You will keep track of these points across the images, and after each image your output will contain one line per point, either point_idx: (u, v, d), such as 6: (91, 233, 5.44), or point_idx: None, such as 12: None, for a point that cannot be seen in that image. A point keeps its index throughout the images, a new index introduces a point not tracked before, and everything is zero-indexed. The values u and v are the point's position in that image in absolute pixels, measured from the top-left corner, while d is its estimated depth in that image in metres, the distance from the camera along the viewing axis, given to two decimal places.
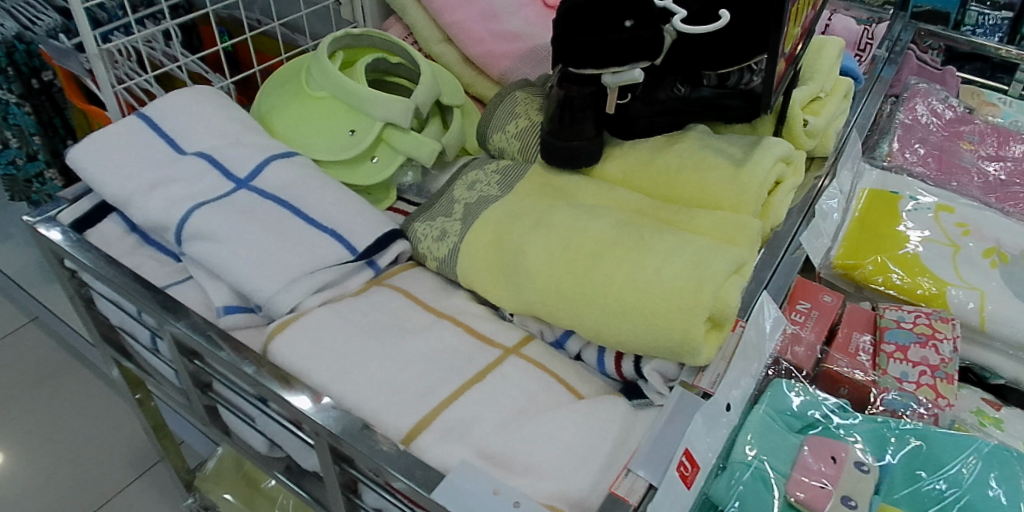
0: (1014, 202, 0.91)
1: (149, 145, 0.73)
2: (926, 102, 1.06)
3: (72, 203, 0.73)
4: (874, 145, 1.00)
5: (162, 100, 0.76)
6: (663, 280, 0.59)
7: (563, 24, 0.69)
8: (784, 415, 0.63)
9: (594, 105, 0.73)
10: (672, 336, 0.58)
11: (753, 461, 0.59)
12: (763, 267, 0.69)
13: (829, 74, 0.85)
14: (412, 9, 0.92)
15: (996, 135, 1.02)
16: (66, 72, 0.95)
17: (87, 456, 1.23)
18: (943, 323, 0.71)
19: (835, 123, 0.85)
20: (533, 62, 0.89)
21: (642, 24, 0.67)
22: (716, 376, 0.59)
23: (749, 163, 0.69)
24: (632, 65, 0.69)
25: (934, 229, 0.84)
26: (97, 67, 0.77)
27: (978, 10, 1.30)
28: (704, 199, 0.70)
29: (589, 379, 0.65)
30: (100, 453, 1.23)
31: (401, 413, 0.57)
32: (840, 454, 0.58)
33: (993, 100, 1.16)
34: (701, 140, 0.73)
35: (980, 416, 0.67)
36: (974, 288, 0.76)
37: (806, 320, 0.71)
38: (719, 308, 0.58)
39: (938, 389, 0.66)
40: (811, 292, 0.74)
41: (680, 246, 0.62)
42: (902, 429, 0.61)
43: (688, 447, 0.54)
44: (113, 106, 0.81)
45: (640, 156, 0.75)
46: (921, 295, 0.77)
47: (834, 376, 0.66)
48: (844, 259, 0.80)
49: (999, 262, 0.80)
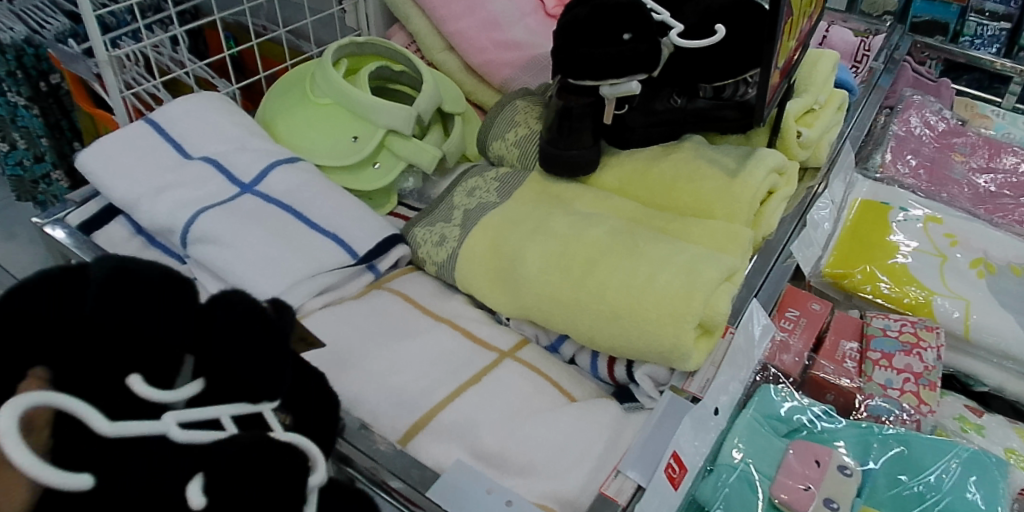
0: (1003, 213, 0.93)
1: (156, 149, 0.75)
2: (920, 113, 1.08)
3: (80, 205, 0.75)
4: (866, 155, 1.02)
5: (171, 106, 0.78)
6: (656, 287, 0.61)
7: (564, 36, 0.71)
8: (770, 419, 0.65)
9: (592, 115, 0.74)
10: (664, 341, 0.59)
11: (739, 463, 0.60)
12: (754, 275, 0.71)
13: (823, 86, 0.87)
14: (414, 17, 0.94)
15: (988, 147, 1.04)
16: (74, 75, 0.97)
17: None
18: (927, 331, 0.73)
19: (828, 134, 0.87)
20: (534, 71, 0.91)
21: (640, 38, 0.69)
22: (705, 381, 0.61)
23: (742, 174, 0.71)
24: (631, 77, 0.71)
25: (922, 240, 0.85)
26: (106, 73, 0.79)
27: (977, 21, 1.33)
28: (699, 208, 0.72)
29: (582, 382, 0.67)
30: None
31: (399, 412, 0.59)
32: (824, 458, 0.60)
33: (985, 112, 1.18)
34: (696, 151, 0.75)
35: (962, 422, 0.69)
36: (960, 297, 0.78)
37: (794, 327, 0.73)
38: (709, 316, 0.60)
39: (921, 396, 0.68)
40: (800, 300, 0.75)
41: (673, 254, 0.64)
42: (885, 434, 0.63)
43: (676, 450, 0.56)
44: (121, 111, 0.83)
45: (636, 165, 0.76)
46: (908, 304, 0.78)
47: (820, 382, 0.69)
48: (834, 268, 0.82)
49: (986, 272, 0.81)
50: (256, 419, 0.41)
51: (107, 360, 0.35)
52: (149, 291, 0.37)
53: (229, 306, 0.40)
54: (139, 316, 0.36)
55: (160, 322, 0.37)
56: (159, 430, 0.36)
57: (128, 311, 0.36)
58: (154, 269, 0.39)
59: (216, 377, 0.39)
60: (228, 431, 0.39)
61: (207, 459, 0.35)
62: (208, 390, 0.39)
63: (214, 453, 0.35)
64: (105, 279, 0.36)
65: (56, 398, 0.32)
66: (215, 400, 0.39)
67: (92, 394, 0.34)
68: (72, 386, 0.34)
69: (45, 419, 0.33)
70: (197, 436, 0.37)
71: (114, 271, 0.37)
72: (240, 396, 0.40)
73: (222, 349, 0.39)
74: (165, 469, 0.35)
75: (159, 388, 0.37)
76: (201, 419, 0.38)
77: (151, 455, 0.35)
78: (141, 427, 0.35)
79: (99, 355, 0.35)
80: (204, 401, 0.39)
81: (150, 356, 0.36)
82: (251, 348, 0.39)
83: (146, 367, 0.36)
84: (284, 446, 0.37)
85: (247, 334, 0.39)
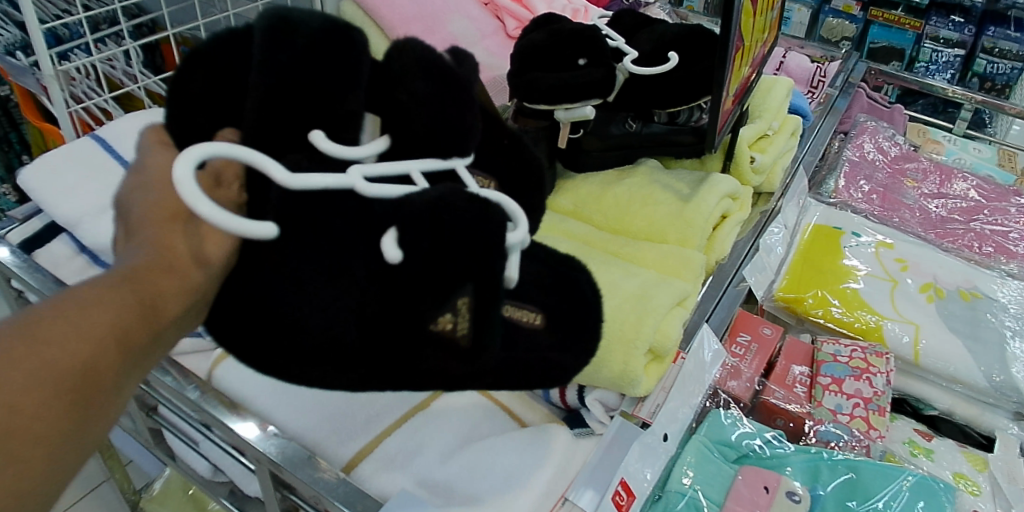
0: (952, 239, 0.95)
1: (104, 168, 0.71)
2: (873, 139, 1.10)
3: (23, 223, 0.71)
4: (820, 181, 1.04)
5: (118, 122, 0.75)
6: (608, 313, 0.60)
7: (519, 62, 0.71)
8: (720, 445, 0.64)
9: (547, 138, 0.75)
10: (612, 368, 0.59)
11: (688, 490, 0.59)
12: (707, 299, 0.72)
13: (776, 112, 0.89)
14: (373, 36, 0.92)
15: (939, 173, 1.07)
16: (23, 88, 0.93)
17: None
18: (877, 357, 0.73)
19: (782, 160, 0.88)
20: (492, 92, 0.91)
21: (595, 63, 0.71)
22: (655, 406, 0.61)
23: (695, 198, 0.72)
24: (585, 102, 0.71)
25: (874, 264, 0.86)
26: (51, 86, 0.78)
27: (931, 48, 1.53)
28: (652, 232, 0.72)
29: (534, 406, 0.63)
30: None
31: (343, 439, 0.57)
32: (772, 484, 0.60)
33: (937, 138, 1.21)
34: (650, 177, 0.76)
35: (911, 447, 0.70)
36: (910, 322, 0.79)
37: (745, 353, 0.73)
38: (661, 340, 0.60)
39: (870, 421, 0.69)
40: (752, 324, 0.76)
41: (625, 278, 0.64)
42: (834, 459, 0.63)
43: (624, 477, 0.57)
44: (66, 124, 0.81)
45: (591, 189, 0.77)
46: (859, 328, 0.79)
47: (770, 408, 0.70)
48: (786, 293, 0.83)
49: (935, 296, 0.83)
50: (446, 175, 0.43)
51: (295, 117, 0.38)
52: (313, 44, 0.38)
53: (403, 55, 0.42)
54: (318, 63, 0.38)
55: (319, 73, 0.38)
56: (345, 185, 0.38)
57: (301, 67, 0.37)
58: (314, 19, 0.39)
59: (399, 131, 0.42)
60: (420, 183, 0.41)
61: (393, 212, 0.37)
62: (395, 146, 0.42)
63: (399, 203, 0.37)
64: (269, 29, 0.37)
65: (238, 152, 0.35)
66: (401, 155, 0.42)
67: (280, 151, 0.38)
68: (263, 141, 0.37)
69: (240, 173, 0.38)
70: (385, 189, 0.39)
71: (275, 23, 0.38)
72: (426, 151, 0.42)
73: (399, 97, 0.41)
74: (353, 217, 0.38)
75: (344, 145, 0.39)
76: (389, 173, 0.40)
77: (343, 201, 0.38)
78: (332, 180, 0.37)
79: (285, 115, 0.37)
80: (394, 156, 0.42)
81: (331, 114, 0.39)
82: (429, 100, 0.41)
83: (326, 125, 0.39)
84: (467, 199, 0.38)
85: (415, 81, 0.41)
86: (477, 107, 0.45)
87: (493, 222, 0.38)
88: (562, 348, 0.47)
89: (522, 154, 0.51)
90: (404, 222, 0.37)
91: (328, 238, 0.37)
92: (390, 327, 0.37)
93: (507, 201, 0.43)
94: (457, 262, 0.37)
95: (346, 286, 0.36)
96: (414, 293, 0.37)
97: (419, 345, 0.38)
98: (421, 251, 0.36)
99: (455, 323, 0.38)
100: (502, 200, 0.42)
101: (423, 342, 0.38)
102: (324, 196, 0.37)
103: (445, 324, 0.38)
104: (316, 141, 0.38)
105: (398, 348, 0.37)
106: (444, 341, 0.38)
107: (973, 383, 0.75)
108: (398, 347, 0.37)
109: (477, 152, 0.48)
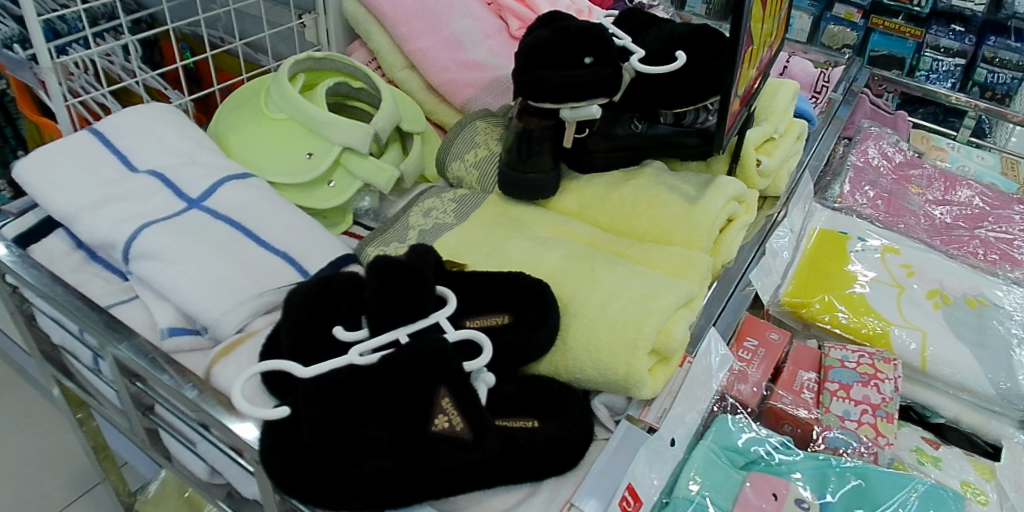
0: (957, 245, 0.94)
1: (100, 162, 0.69)
2: (878, 145, 1.10)
3: (17, 217, 0.69)
4: (825, 186, 1.03)
5: (115, 116, 0.73)
6: (610, 316, 0.60)
7: (523, 59, 0.70)
8: (727, 451, 0.63)
9: (552, 138, 0.74)
10: (617, 369, 0.58)
11: (696, 496, 0.58)
12: (713, 303, 0.72)
13: (783, 115, 0.87)
14: (377, 35, 0.93)
15: (943, 180, 1.06)
16: (20, 82, 0.92)
17: (8, 492, 1.04)
18: (885, 363, 0.72)
19: (787, 164, 0.88)
20: (496, 92, 0.90)
21: (601, 62, 0.69)
22: (662, 411, 0.61)
23: (702, 200, 0.70)
24: (590, 102, 0.70)
25: (880, 269, 0.86)
26: (49, 79, 0.76)
27: (932, 57, 1.53)
28: (658, 234, 0.71)
29: None
30: (24, 487, 1.06)
31: None
32: (781, 491, 0.59)
33: (941, 145, 1.20)
34: (656, 178, 0.75)
35: (919, 455, 0.68)
36: (917, 328, 0.78)
37: (752, 357, 0.73)
38: (663, 342, 0.59)
39: (878, 428, 0.67)
40: (759, 329, 0.76)
41: (629, 279, 0.63)
42: (843, 467, 0.62)
43: (631, 483, 0.55)
44: (64, 117, 0.80)
45: (596, 190, 0.76)
46: (866, 334, 0.78)
47: (777, 413, 0.68)
48: (792, 297, 0.82)
49: (942, 303, 0.82)
50: (432, 328, 0.57)
51: (322, 328, 0.56)
52: (334, 288, 0.58)
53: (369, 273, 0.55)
54: (338, 293, 0.58)
55: (336, 309, 0.57)
56: (346, 363, 0.53)
57: (324, 309, 0.57)
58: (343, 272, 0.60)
59: (378, 325, 0.55)
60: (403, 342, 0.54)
61: (380, 371, 0.51)
62: (378, 325, 0.55)
63: (381, 367, 0.51)
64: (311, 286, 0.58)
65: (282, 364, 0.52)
66: (381, 329, 0.55)
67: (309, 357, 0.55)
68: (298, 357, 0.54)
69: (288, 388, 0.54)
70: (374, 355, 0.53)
71: (316, 283, 0.58)
72: (405, 319, 0.55)
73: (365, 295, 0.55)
74: (375, 412, 0.50)
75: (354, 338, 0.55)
76: (380, 344, 0.54)
77: (350, 381, 0.51)
78: (333, 364, 0.53)
79: (318, 327, 0.56)
80: (382, 327, 0.55)
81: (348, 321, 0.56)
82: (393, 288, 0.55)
83: (338, 328, 0.55)
84: (419, 352, 0.51)
85: (369, 282, 0.55)
86: (430, 276, 0.57)
87: (440, 364, 0.51)
88: (550, 422, 0.56)
89: (539, 291, 0.62)
90: (384, 380, 0.51)
91: (357, 420, 0.49)
92: (404, 441, 0.50)
93: (478, 334, 0.56)
94: (423, 382, 0.50)
95: (367, 429, 0.49)
96: (406, 423, 0.50)
97: (430, 447, 0.49)
98: (394, 392, 0.50)
99: (450, 419, 0.50)
100: (472, 335, 0.56)
101: (432, 442, 0.49)
102: (328, 374, 0.51)
103: (442, 423, 0.50)
104: (337, 335, 0.55)
105: (416, 451, 0.50)
106: (450, 437, 0.50)
107: (980, 391, 0.74)
108: (415, 452, 0.50)
109: (492, 302, 0.62)
